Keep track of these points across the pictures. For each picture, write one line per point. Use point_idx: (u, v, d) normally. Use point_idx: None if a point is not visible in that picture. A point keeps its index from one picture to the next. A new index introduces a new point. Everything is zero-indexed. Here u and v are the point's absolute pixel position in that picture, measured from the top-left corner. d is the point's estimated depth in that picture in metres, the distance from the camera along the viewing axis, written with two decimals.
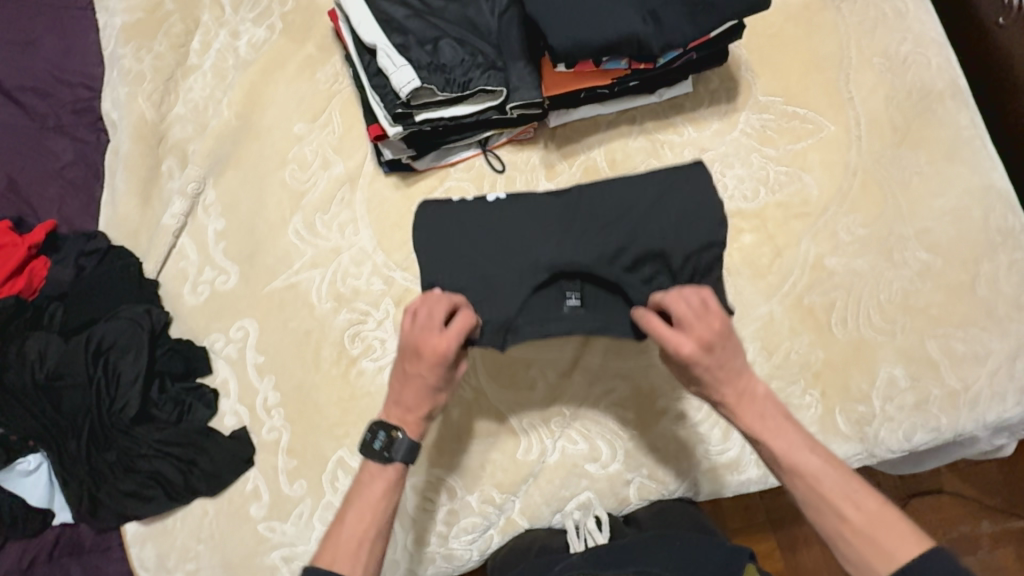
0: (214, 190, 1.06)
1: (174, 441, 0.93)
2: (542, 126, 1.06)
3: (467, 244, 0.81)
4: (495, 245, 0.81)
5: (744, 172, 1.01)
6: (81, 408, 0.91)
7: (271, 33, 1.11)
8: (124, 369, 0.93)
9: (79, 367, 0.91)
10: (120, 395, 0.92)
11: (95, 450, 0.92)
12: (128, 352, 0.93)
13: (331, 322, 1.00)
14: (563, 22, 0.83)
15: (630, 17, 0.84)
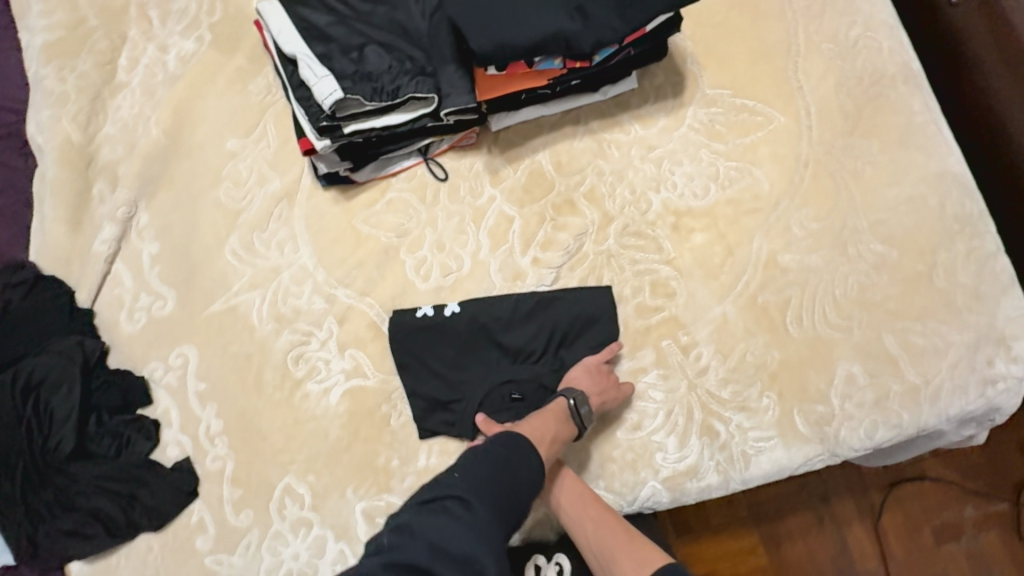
0: (147, 212, 1.02)
1: (113, 476, 0.91)
2: (484, 131, 1.02)
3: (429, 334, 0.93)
4: (446, 334, 0.93)
5: (693, 169, 0.98)
6: (12, 448, 0.88)
7: (199, 45, 1.07)
8: (56, 406, 0.90)
9: (9, 406, 0.88)
10: (55, 432, 0.89)
11: (30, 490, 0.88)
12: (60, 386, 0.90)
13: (273, 344, 0.97)
14: (485, 24, 0.79)
15: (555, 15, 0.80)
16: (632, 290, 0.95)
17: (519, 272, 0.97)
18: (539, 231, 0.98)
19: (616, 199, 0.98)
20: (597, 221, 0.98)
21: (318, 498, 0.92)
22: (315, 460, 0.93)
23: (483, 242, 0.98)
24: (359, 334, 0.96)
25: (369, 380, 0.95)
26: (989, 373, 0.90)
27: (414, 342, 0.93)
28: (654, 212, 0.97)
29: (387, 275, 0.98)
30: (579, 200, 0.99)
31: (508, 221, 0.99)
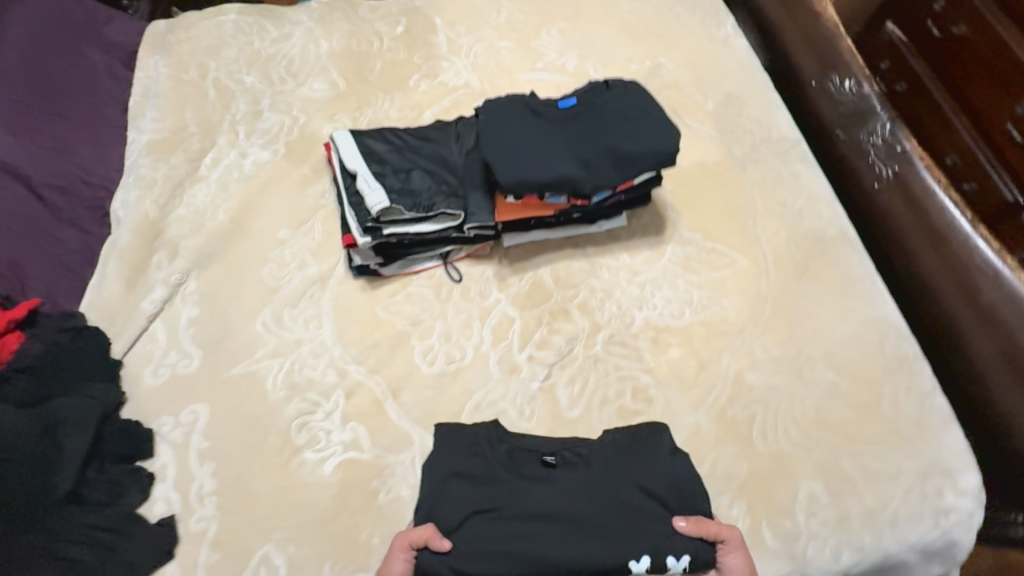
0: (196, 281, 1.16)
1: (105, 527, 0.91)
2: (497, 245, 1.21)
3: (493, 531, 0.88)
4: (526, 531, 0.88)
5: (671, 294, 1.15)
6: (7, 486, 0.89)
7: (274, 156, 1.31)
8: (68, 447, 0.94)
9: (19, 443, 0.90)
10: (58, 473, 0.91)
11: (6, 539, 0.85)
12: (79, 427, 0.96)
13: (281, 411, 1.04)
14: (512, 164, 1.02)
15: (566, 164, 1.03)
16: (615, 393, 1.06)
17: (515, 365, 1.09)
18: (535, 332, 1.12)
19: (605, 311, 1.14)
20: (587, 329, 1.12)
21: (294, 571, 0.92)
22: (298, 530, 0.95)
23: (486, 337, 1.11)
24: (363, 408, 1.04)
25: (364, 454, 1.00)
26: (940, 504, 0.97)
27: (509, 550, 0.87)
28: (637, 326, 1.12)
29: (398, 357, 1.09)
30: (573, 310, 1.14)
31: (509, 321, 1.13)
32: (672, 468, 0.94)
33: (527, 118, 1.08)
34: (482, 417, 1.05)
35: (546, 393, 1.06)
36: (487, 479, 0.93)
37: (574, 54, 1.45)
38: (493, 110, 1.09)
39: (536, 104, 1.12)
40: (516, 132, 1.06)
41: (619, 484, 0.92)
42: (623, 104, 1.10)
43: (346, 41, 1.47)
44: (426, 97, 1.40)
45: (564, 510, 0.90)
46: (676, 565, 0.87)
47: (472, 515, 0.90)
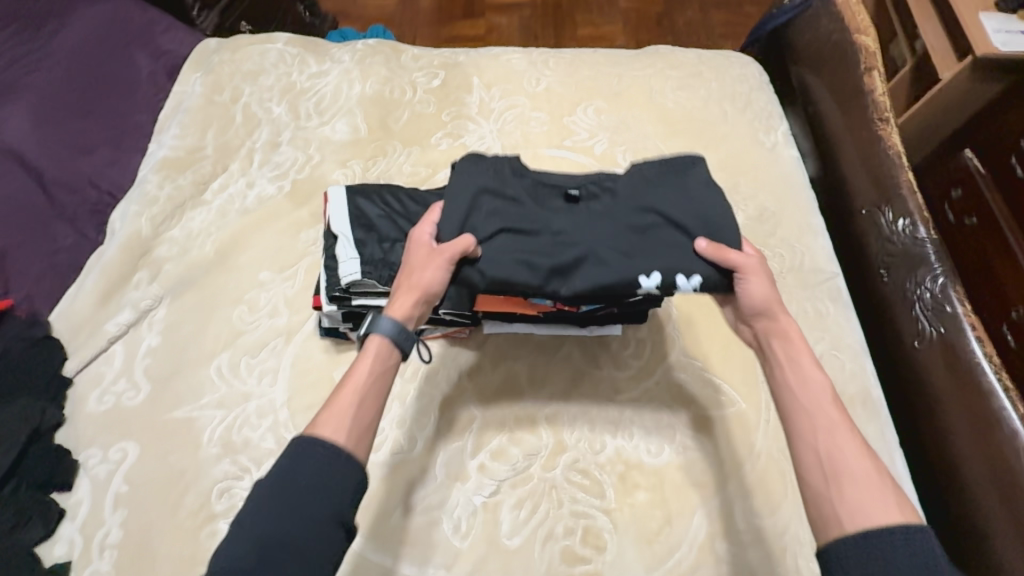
0: (166, 309, 1.13)
1: None
2: (477, 330, 1.13)
3: (499, 253, 0.88)
4: (544, 240, 0.90)
5: (652, 425, 1.03)
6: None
7: (279, 192, 1.29)
8: None
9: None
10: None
11: None
12: (1, 447, 0.92)
13: (209, 469, 0.98)
14: None
15: None
16: (564, 530, 0.94)
17: (462, 472, 0.99)
18: (494, 438, 1.02)
19: (575, 430, 1.03)
20: (551, 446, 1.01)
21: None
22: None
23: (440, 432, 1.03)
24: None
25: None
26: None
27: (511, 277, 0.87)
28: (605, 455, 1.01)
29: None
30: (541, 421, 1.04)
31: (469, 419, 1.04)
32: (701, 207, 0.91)
33: (555, 202, 0.95)
34: (413, 523, 0.95)
35: (489, 512, 0.96)
36: (515, 201, 0.94)
37: (605, 137, 1.38)
38: (517, 184, 0.96)
39: (571, 186, 0.98)
40: (532, 213, 0.92)
41: (644, 199, 0.93)
42: (664, 198, 0.93)
43: (379, 87, 1.46)
44: (444, 156, 1.36)
45: (583, 233, 0.90)
46: (687, 284, 0.87)
47: (499, 239, 0.90)
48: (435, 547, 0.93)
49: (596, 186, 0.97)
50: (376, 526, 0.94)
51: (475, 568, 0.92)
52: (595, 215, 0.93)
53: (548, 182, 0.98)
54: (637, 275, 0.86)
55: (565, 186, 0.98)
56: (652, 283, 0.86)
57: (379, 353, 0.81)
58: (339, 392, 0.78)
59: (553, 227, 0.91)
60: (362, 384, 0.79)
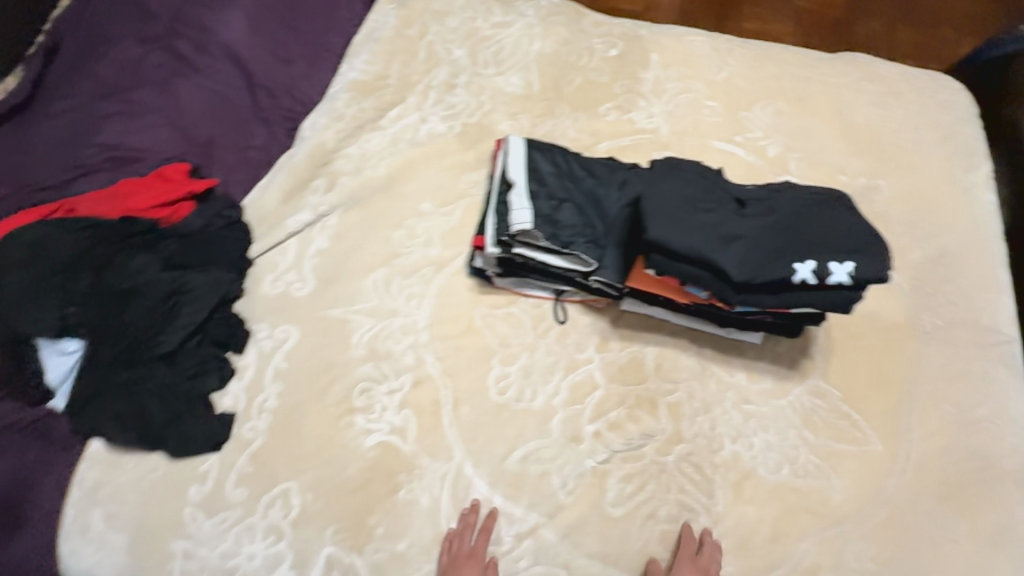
0: (336, 218, 1.23)
1: (178, 393, 1.02)
2: (613, 304, 1.14)
3: (668, 221, 0.92)
4: (708, 221, 0.93)
5: (775, 441, 1.01)
6: (135, 329, 1.03)
7: (449, 131, 1.35)
8: (185, 314, 1.06)
9: (156, 297, 1.05)
10: (169, 334, 1.04)
11: (113, 365, 1.02)
12: (198, 303, 1.07)
13: (354, 368, 1.08)
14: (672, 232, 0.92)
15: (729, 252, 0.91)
16: (666, 515, 0.96)
17: (578, 434, 1.03)
18: (612, 410, 1.05)
19: (694, 425, 1.03)
20: (667, 433, 1.02)
21: (302, 517, 0.96)
22: (320, 483, 0.98)
23: (562, 391, 1.07)
24: (422, 402, 1.05)
25: (404, 445, 1.01)
26: None
27: (673, 240, 0.90)
28: (721, 456, 1.00)
29: (474, 369, 1.09)
30: (661, 407, 1.05)
31: (592, 386, 1.07)
32: (843, 215, 0.95)
33: (727, 205, 0.97)
34: (523, 467, 1.01)
35: (597, 477, 0.99)
36: (683, 185, 0.99)
37: (781, 141, 1.31)
38: (693, 183, 0.99)
39: (740, 193, 1.00)
40: (707, 212, 0.95)
41: (804, 205, 0.96)
42: (840, 219, 0.94)
43: (558, 48, 1.47)
44: (609, 128, 1.35)
45: (743, 225, 0.94)
46: (840, 270, 0.87)
47: (666, 211, 0.94)
48: (541, 495, 0.98)
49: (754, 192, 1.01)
50: (491, 461, 1.01)
51: (575, 525, 0.95)
52: (754, 213, 0.96)
53: (710, 178, 1.02)
54: (790, 265, 0.88)
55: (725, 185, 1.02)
56: (807, 269, 0.88)
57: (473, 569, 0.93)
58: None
59: (716, 213, 0.95)
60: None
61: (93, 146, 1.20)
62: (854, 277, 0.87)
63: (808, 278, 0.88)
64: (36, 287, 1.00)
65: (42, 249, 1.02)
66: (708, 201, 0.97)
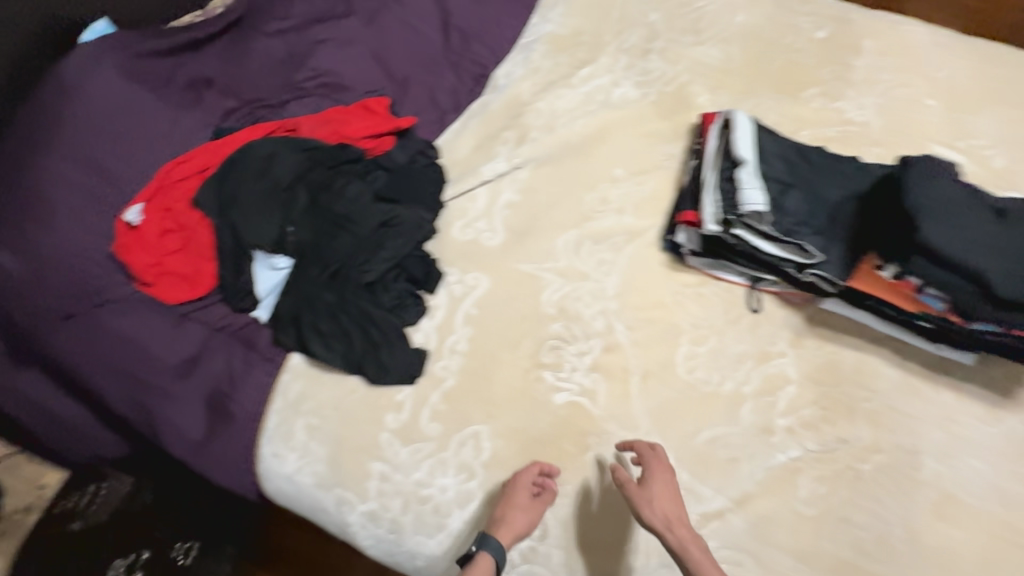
0: (527, 173, 1.22)
1: (378, 322, 1.05)
2: (811, 301, 1.10)
3: (941, 224, 0.89)
4: (981, 228, 0.89)
5: (984, 469, 0.96)
6: (345, 254, 1.06)
7: (643, 98, 1.30)
8: (390, 246, 1.08)
9: (367, 225, 1.07)
10: (374, 262, 1.07)
11: (322, 285, 1.06)
12: (402, 237, 1.09)
13: (544, 325, 1.08)
14: (945, 236, 0.88)
15: (1004, 266, 0.86)
16: (861, 523, 0.93)
17: (769, 426, 1.01)
18: (806, 408, 1.02)
19: (894, 437, 0.99)
20: (864, 441, 0.99)
21: (493, 461, 0.98)
22: (511, 431, 1.00)
23: (753, 380, 1.04)
24: (612, 369, 1.05)
25: (594, 408, 1.02)
26: None
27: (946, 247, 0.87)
28: (923, 474, 0.96)
29: (663, 345, 1.07)
30: (859, 413, 1.01)
31: (785, 380, 1.04)
32: None
33: (997, 212, 0.91)
34: (711, 450, 0.99)
35: (788, 472, 0.97)
36: (954, 185, 0.93)
37: (1007, 152, 1.21)
38: (961, 185, 0.93)
39: (1007, 202, 0.94)
40: (974, 220, 0.89)
41: None
42: None
43: (761, 23, 1.38)
44: (814, 115, 1.27)
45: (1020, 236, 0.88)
46: None
47: (938, 211, 0.89)
48: (729, 481, 0.97)
49: None
50: (678, 439, 1.00)
51: (766, 516, 0.94)
52: None
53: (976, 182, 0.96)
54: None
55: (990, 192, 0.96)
56: None
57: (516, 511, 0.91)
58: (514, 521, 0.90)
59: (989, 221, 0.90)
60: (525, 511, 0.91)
61: (307, 71, 1.24)
62: None
63: None
64: (263, 201, 1.05)
65: (271, 164, 1.07)
66: (980, 207, 0.91)
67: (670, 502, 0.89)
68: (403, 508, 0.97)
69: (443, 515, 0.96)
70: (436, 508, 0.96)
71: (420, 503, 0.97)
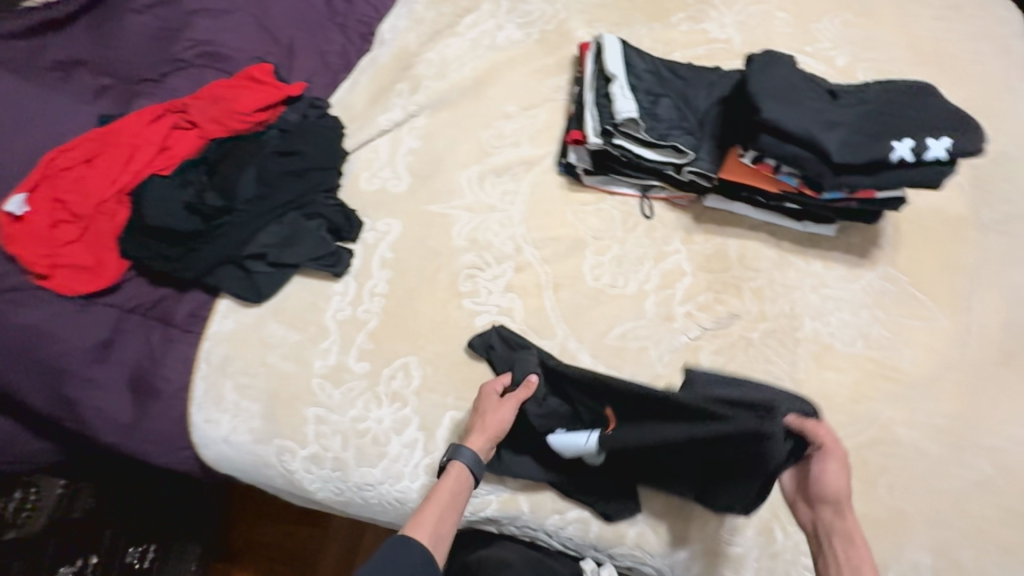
0: (425, 119, 1.26)
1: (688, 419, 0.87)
2: (697, 201, 1.20)
3: (781, 112, 0.98)
4: (813, 111, 0.99)
5: (851, 320, 1.10)
6: (268, 229, 1.09)
7: (526, 38, 1.36)
8: (311, 203, 1.12)
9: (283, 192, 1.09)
10: (307, 236, 1.10)
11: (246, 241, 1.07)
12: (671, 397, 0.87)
13: (457, 257, 1.14)
14: (785, 118, 0.98)
15: (832, 140, 0.97)
16: None
17: (670, 315, 1.11)
18: (701, 294, 1.13)
19: (777, 306, 1.12)
20: (753, 313, 1.11)
21: (424, 386, 1.04)
22: (439, 357, 1.06)
23: (653, 278, 1.14)
24: (526, 287, 1.12)
25: (513, 324, 1.09)
26: None
27: (789, 128, 0.97)
28: (802, 332, 1.09)
29: (570, 258, 1.15)
30: (746, 291, 1.13)
31: (680, 274, 1.14)
32: (932, 103, 1.01)
33: (821, 96, 1.02)
34: (623, 343, 1.09)
35: (690, 350, 1.08)
36: (789, 80, 1.02)
37: (849, 51, 1.35)
38: (791, 75, 1.03)
39: (831, 86, 1.05)
40: (804, 101, 1.00)
41: (898, 98, 1.02)
42: (929, 106, 1.00)
43: None
44: (682, 38, 1.37)
45: (844, 116, 1.00)
46: (932, 153, 0.95)
47: (776, 102, 0.99)
48: (641, 366, 1.07)
49: (846, 88, 1.05)
50: (594, 339, 1.09)
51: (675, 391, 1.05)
52: (854, 105, 1.02)
53: (805, 74, 1.05)
54: (889, 143, 0.96)
55: (818, 80, 1.06)
56: (905, 148, 0.95)
57: (462, 478, 0.89)
58: (437, 492, 0.87)
59: (814, 104, 1.00)
60: (452, 488, 0.88)
61: (184, 42, 1.22)
62: (950, 153, 0.95)
63: (907, 157, 0.96)
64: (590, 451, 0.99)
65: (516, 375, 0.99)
66: (806, 93, 1.01)
67: (836, 471, 0.82)
68: (342, 445, 1.01)
69: (383, 444, 1.00)
70: (375, 440, 1.01)
71: (357, 437, 1.01)
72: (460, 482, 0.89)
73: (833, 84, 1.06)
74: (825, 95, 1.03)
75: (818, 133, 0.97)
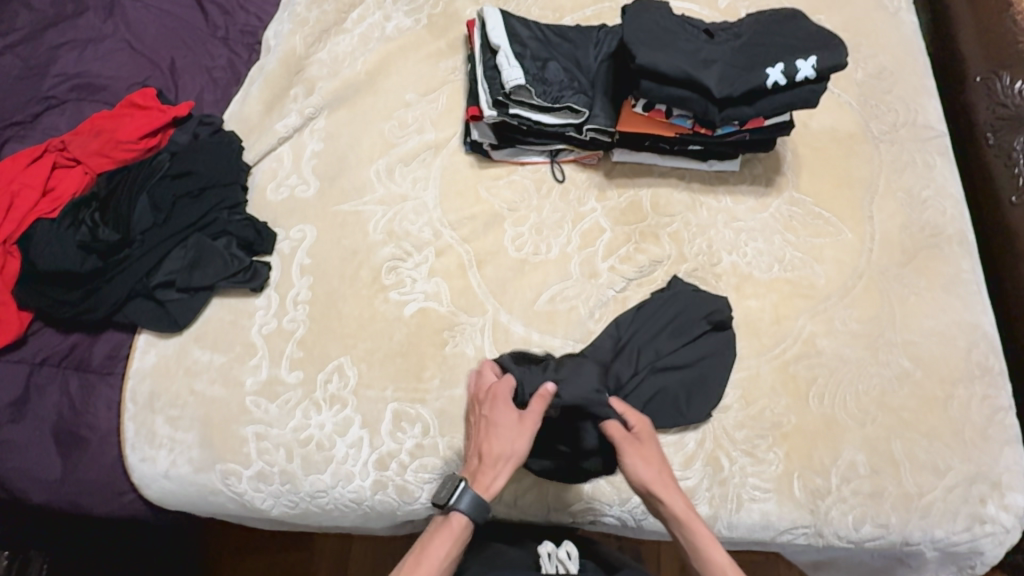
0: (325, 120, 1.24)
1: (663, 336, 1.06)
2: (605, 158, 1.22)
3: (658, 56, 1.01)
4: (690, 51, 1.02)
5: (764, 248, 1.14)
6: (174, 255, 1.06)
7: (415, 24, 1.34)
8: (216, 221, 1.10)
9: (185, 218, 1.08)
10: (215, 255, 1.07)
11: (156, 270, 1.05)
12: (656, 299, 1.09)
13: (376, 252, 1.13)
14: (661, 61, 1.00)
15: (710, 77, 1.00)
16: None
17: (594, 272, 1.13)
18: (622, 247, 1.15)
19: (694, 245, 1.15)
20: (672, 256, 1.14)
21: (361, 384, 1.03)
22: (372, 353, 1.05)
23: (574, 239, 1.15)
24: (449, 269, 1.12)
25: (442, 308, 1.09)
26: (980, 511, 0.98)
27: (666, 70, 1.00)
28: (721, 266, 1.13)
29: (490, 234, 1.15)
30: (663, 236, 1.16)
31: (599, 230, 1.16)
32: (800, 27, 1.06)
33: (696, 35, 1.06)
34: (553, 307, 1.10)
35: (618, 303, 1.11)
36: (664, 25, 1.04)
37: None
38: (667, 20, 1.05)
39: (707, 26, 1.08)
40: (680, 43, 1.03)
41: (768, 27, 1.06)
42: (797, 29, 1.05)
43: None
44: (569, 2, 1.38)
45: (720, 51, 1.03)
46: (802, 74, 1.00)
47: (652, 47, 1.01)
48: (573, 326, 1.09)
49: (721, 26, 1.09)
50: (524, 309, 1.10)
51: None
52: (729, 40, 1.05)
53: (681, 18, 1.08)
54: (762, 72, 1.00)
55: (694, 23, 1.09)
56: (777, 73, 1.00)
57: (458, 530, 0.87)
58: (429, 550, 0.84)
59: (691, 45, 1.03)
60: (446, 546, 0.85)
61: (56, 78, 1.17)
62: (818, 70, 1.00)
63: (779, 81, 1.00)
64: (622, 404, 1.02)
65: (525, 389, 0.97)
66: (683, 36, 1.04)
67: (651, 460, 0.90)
68: (287, 457, 0.99)
69: (328, 448, 1.00)
70: (319, 446, 1.00)
71: (301, 446, 1.00)
72: (457, 535, 0.86)
73: (710, 24, 1.10)
74: (701, 34, 1.06)
75: (695, 71, 1.00)
